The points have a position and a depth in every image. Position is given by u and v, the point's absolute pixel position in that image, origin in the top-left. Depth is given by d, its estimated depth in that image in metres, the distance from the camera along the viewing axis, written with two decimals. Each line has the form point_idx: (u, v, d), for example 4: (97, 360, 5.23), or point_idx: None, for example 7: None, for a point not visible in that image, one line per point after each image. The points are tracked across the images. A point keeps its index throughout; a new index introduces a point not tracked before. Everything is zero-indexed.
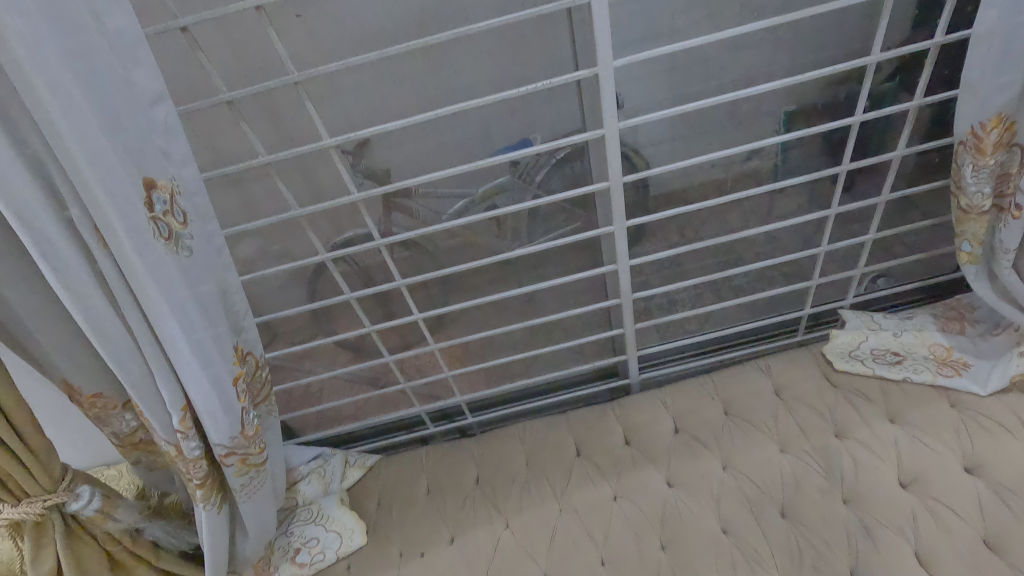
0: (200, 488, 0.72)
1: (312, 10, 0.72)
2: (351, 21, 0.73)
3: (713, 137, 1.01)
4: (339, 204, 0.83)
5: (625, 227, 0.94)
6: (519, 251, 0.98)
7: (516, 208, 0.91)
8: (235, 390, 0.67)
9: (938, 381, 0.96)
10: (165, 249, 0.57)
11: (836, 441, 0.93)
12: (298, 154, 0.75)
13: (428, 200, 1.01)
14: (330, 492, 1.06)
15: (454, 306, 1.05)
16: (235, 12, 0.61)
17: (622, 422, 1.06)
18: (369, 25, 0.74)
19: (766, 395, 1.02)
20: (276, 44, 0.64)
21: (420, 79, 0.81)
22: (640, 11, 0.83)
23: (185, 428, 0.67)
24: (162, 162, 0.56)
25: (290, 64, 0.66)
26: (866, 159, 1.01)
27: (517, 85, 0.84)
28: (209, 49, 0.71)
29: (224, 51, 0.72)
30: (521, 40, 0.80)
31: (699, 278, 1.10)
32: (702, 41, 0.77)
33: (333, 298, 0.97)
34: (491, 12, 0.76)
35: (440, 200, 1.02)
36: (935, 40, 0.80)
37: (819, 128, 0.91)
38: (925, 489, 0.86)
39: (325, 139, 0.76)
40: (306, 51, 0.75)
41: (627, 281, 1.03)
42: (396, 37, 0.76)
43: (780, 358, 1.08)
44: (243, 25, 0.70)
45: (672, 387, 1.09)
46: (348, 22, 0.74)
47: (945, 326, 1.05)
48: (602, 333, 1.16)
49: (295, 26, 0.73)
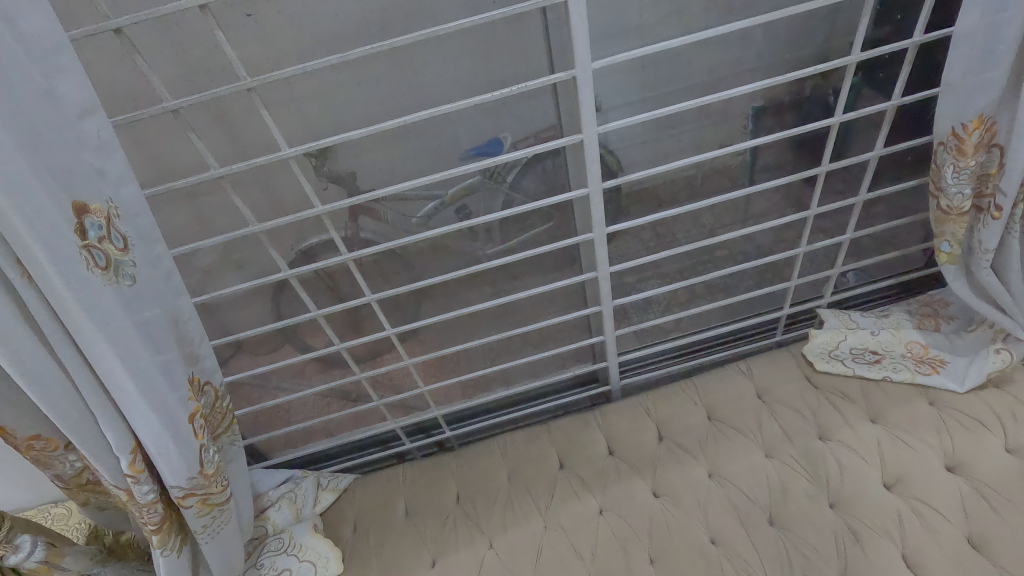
0: (156, 533, 0.66)
1: (264, 9, 0.66)
2: (308, 21, 0.68)
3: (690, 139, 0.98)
4: (302, 218, 0.78)
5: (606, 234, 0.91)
6: (495, 262, 0.94)
7: (490, 217, 0.87)
8: (191, 428, 0.62)
9: (917, 380, 0.96)
10: (102, 279, 0.51)
11: (820, 444, 0.92)
12: (255, 165, 0.69)
13: (399, 203, 0.94)
14: (302, 518, 1.01)
15: (428, 319, 1.01)
16: (176, 11, 0.55)
17: (604, 431, 1.03)
18: (328, 26, 0.69)
19: (748, 399, 1.01)
20: (225, 45, 0.59)
21: (385, 83, 0.76)
22: (615, 9, 0.80)
23: (135, 472, 0.61)
24: (93, 183, 0.50)
25: (241, 68, 0.60)
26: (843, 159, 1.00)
27: (490, 87, 0.80)
28: (150, 53, 0.65)
29: (168, 54, 0.65)
30: (493, 42, 0.76)
31: (679, 283, 1.08)
32: (682, 41, 0.74)
33: (299, 317, 0.91)
34: (462, 13, 0.72)
35: (409, 202, 0.95)
36: (914, 40, 0.79)
37: (797, 130, 0.89)
38: (909, 490, 0.86)
39: (285, 148, 0.70)
40: (260, 55, 0.69)
41: (608, 287, 1.00)
42: (360, 37, 0.71)
43: (761, 362, 1.07)
44: (186, 25, 0.64)
45: (654, 393, 1.08)
46: (304, 22, 0.68)
47: (922, 323, 1.05)
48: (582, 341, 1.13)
49: (249, 27, 0.67)
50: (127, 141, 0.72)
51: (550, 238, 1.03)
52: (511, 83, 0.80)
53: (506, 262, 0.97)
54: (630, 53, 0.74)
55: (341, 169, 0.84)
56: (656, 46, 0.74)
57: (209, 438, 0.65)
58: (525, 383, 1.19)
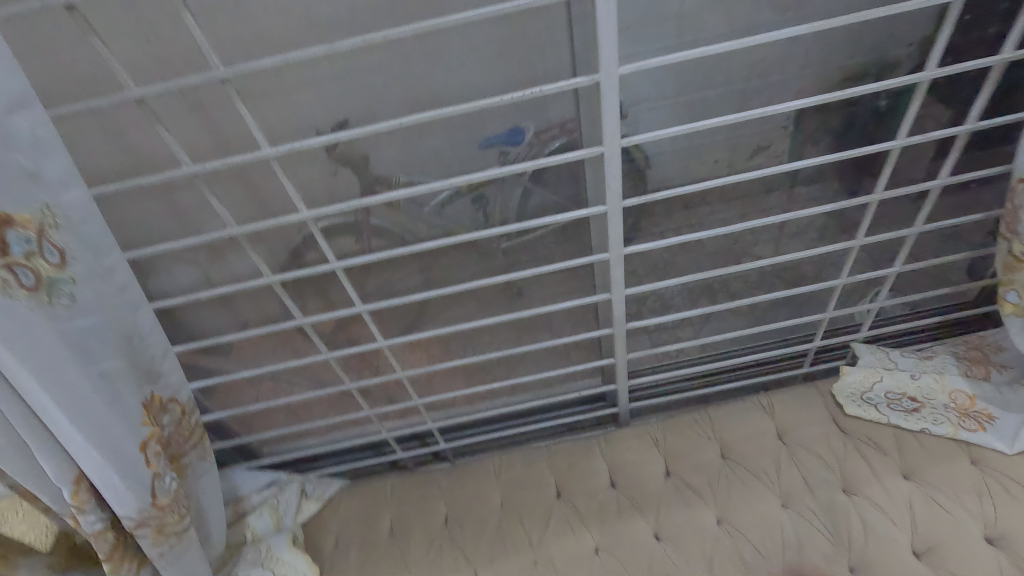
0: (107, 562, 0.62)
1: None
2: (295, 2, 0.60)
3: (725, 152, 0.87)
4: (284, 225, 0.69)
5: (623, 256, 0.78)
6: (501, 279, 0.82)
7: (498, 231, 0.76)
8: (142, 456, 0.57)
9: (959, 436, 0.87)
10: (31, 300, 0.47)
11: (844, 498, 0.84)
12: (231, 166, 0.61)
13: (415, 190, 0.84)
14: (282, 528, 0.96)
15: (422, 333, 0.91)
16: None
17: (608, 460, 0.97)
18: (320, 12, 0.61)
19: (767, 439, 0.93)
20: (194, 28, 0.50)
21: (385, 76, 0.68)
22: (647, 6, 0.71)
23: (79, 502, 0.56)
24: (25, 190, 0.47)
25: (213, 56, 0.51)
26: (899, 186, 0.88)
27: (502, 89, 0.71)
28: (115, 36, 0.58)
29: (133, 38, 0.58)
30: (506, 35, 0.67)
31: (700, 308, 0.99)
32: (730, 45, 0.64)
33: (281, 325, 0.83)
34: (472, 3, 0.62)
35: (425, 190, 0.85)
36: (1003, 56, 0.68)
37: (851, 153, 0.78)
38: (941, 561, 0.77)
39: (264, 148, 0.61)
40: (241, 41, 0.62)
41: (622, 310, 0.91)
42: (355, 26, 0.62)
43: (786, 402, 0.97)
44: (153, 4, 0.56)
45: (665, 423, 1.00)
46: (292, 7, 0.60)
47: (969, 369, 0.94)
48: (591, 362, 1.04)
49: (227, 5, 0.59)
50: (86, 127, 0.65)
51: (564, 253, 0.93)
52: (526, 84, 0.70)
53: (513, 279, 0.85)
54: (659, 60, 0.63)
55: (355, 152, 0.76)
56: (691, 52, 0.64)
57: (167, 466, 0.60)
58: (528, 401, 1.11)
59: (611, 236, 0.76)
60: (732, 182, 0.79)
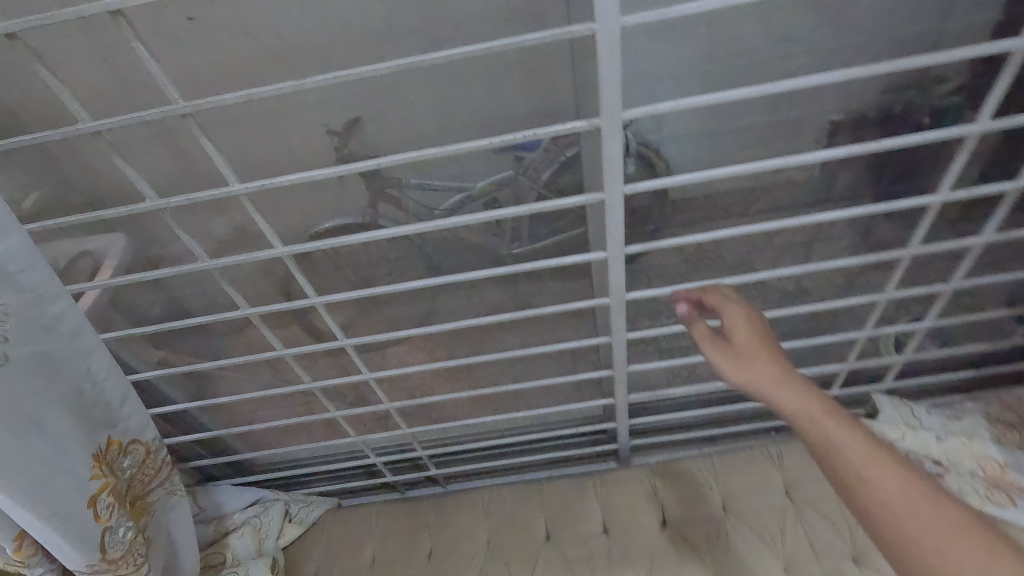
0: None
1: (210, 12, 0.52)
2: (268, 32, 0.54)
3: (752, 194, 0.75)
4: (250, 259, 0.63)
5: (625, 301, 0.72)
6: (495, 319, 0.75)
7: (488, 271, 0.68)
8: (89, 514, 0.58)
9: (986, 510, 0.80)
10: None
11: (850, 567, 0.80)
12: (195, 200, 0.56)
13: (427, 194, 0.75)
14: (263, 551, 0.93)
15: (407, 370, 0.85)
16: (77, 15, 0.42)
17: (603, 503, 0.92)
18: (295, 40, 0.55)
19: (773, 493, 0.88)
20: (149, 60, 0.45)
21: (375, 101, 0.62)
22: (672, 31, 0.61)
23: (22, 557, 0.59)
24: None
25: (168, 86, 0.46)
26: (951, 240, 0.74)
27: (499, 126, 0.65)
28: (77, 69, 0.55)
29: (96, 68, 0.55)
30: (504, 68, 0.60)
31: (710, 355, 0.91)
32: (750, 89, 0.50)
33: (257, 356, 0.78)
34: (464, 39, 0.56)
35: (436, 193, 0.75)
36: None
37: (905, 204, 0.64)
38: None
39: (232, 183, 0.55)
40: (207, 70, 0.57)
41: (624, 355, 0.82)
42: (333, 52, 0.56)
43: (797, 455, 0.91)
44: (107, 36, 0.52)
45: (666, 466, 0.95)
46: (266, 35, 0.54)
47: (1002, 434, 0.87)
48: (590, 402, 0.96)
49: (194, 34, 0.54)
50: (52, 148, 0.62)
51: (563, 294, 0.86)
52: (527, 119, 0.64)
53: (511, 317, 0.78)
54: (675, 102, 0.51)
55: (369, 146, 0.65)
56: (726, 94, 0.50)
57: (118, 517, 0.61)
58: (522, 434, 1.01)
59: (612, 282, 0.69)
60: (750, 232, 0.66)
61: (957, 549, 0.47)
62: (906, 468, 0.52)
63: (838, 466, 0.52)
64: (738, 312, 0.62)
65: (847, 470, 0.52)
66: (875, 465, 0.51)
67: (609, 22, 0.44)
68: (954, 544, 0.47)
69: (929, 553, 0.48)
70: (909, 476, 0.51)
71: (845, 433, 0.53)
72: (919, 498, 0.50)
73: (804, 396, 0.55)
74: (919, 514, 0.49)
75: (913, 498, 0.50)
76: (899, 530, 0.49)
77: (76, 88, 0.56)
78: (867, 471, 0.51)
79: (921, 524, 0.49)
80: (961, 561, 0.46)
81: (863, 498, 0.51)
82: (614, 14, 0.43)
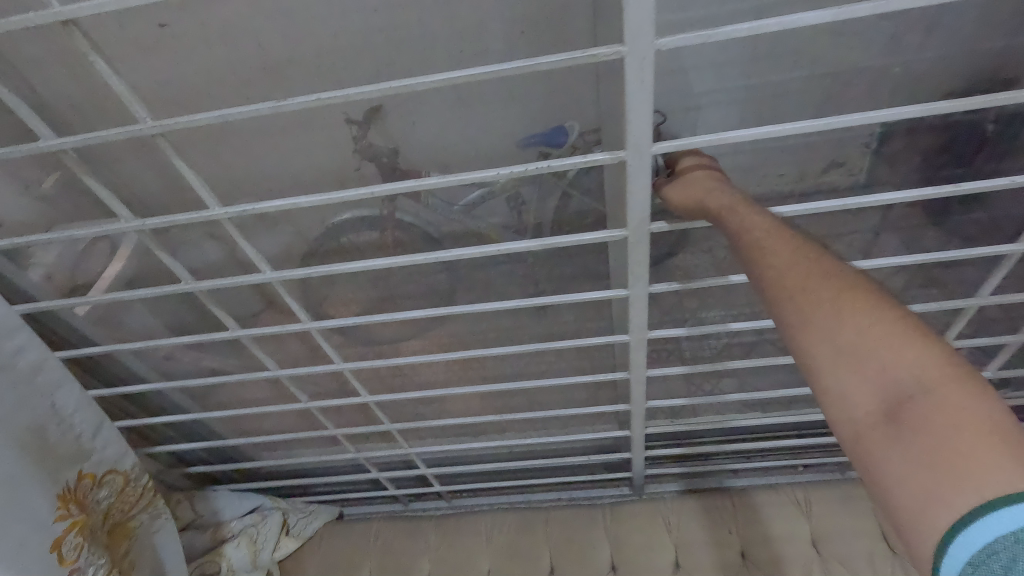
0: None
1: (183, 17, 0.42)
2: (246, 41, 0.44)
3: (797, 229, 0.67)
4: (238, 283, 0.59)
5: (645, 341, 0.66)
6: (502, 352, 0.71)
7: (492, 307, 0.63)
8: (56, 555, 0.60)
9: None
10: None
11: None
12: (174, 222, 0.51)
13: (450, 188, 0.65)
14: (258, 563, 0.92)
15: (408, 395, 0.82)
16: (29, 26, 0.37)
17: (613, 539, 0.88)
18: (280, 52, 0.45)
19: (797, 545, 0.82)
20: (113, 77, 0.39)
21: (385, 109, 0.55)
22: (719, 50, 0.53)
23: None
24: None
25: (136, 106, 0.41)
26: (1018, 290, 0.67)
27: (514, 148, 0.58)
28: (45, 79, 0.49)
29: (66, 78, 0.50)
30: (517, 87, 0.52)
31: (736, 393, 0.85)
32: (804, 126, 0.44)
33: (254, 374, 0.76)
34: (479, 57, 0.46)
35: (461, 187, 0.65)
36: None
37: (979, 252, 0.58)
38: None
39: (212, 207, 0.51)
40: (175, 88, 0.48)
41: (642, 392, 0.76)
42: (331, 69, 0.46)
43: (826, 507, 0.85)
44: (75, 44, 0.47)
45: (682, 503, 0.90)
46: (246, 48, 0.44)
47: None
48: (604, 433, 0.90)
49: (164, 44, 0.44)
50: (20, 161, 0.57)
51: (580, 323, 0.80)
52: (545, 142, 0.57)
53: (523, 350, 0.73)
54: (717, 135, 0.44)
55: (382, 143, 0.58)
56: (770, 128, 0.44)
57: (87, 556, 0.64)
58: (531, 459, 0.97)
59: (632, 322, 0.63)
60: None
61: (895, 351, 0.36)
62: (843, 270, 0.41)
63: (766, 263, 0.42)
64: (705, 174, 0.51)
65: (777, 272, 0.42)
66: (809, 268, 0.41)
67: (641, 46, 0.37)
68: (888, 345, 0.36)
69: (844, 364, 0.37)
70: (843, 278, 0.40)
71: (785, 248, 0.43)
72: (848, 303, 0.39)
73: (762, 222, 0.46)
74: (853, 317, 0.38)
75: (836, 290, 0.39)
76: (811, 333, 0.39)
77: (45, 98, 0.51)
78: (800, 284, 0.41)
79: (850, 324, 0.38)
80: (901, 375, 0.35)
81: (778, 292, 0.41)
82: (648, 36, 0.36)
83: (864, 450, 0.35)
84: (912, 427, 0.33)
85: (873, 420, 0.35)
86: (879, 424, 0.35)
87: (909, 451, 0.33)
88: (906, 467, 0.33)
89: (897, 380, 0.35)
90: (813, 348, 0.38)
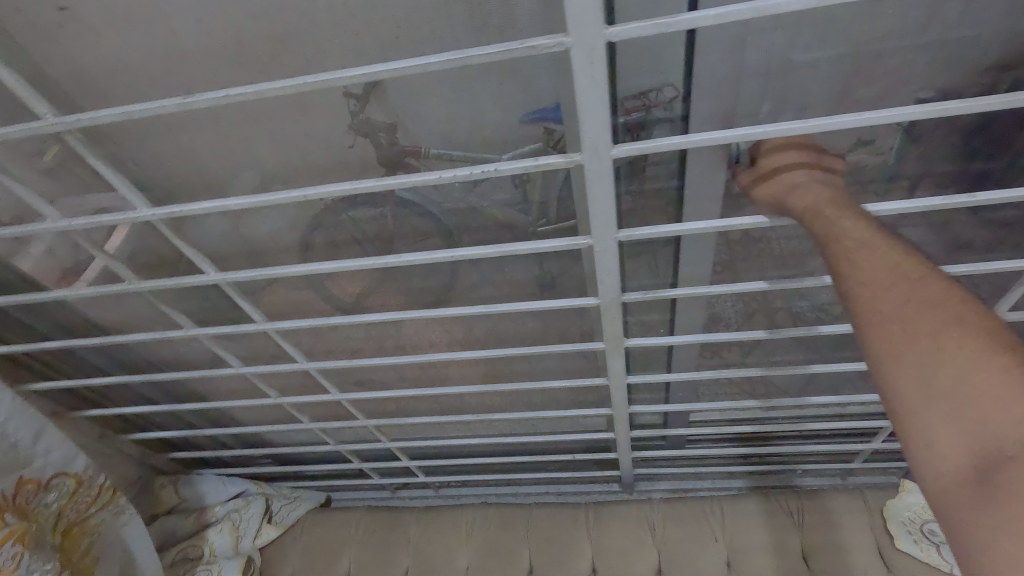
0: None
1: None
2: (157, 23, 0.38)
3: None
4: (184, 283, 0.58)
5: (621, 347, 0.63)
6: (472, 355, 0.68)
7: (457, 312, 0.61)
8: None
9: None
10: None
11: None
12: (103, 223, 0.49)
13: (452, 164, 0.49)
14: (240, 550, 0.91)
15: (379, 394, 0.79)
16: None
17: (596, 541, 0.85)
18: (197, 42, 0.39)
19: (786, 557, 0.78)
20: None
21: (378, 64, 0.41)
22: None
23: None
24: None
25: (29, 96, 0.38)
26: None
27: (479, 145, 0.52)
28: None
29: None
30: None
31: (727, 400, 0.80)
32: (789, 125, 0.37)
33: (216, 370, 0.75)
34: (417, 45, 0.39)
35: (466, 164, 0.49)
36: None
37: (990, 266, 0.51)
38: None
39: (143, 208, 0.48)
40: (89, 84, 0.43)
41: (621, 397, 0.73)
42: (255, 59, 0.41)
43: (821, 519, 0.81)
44: None
45: (668, 506, 0.86)
46: (154, 35, 0.39)
47: None
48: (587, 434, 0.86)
49: (67, 27, 0.39)
50: None
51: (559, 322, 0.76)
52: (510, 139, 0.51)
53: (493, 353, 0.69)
54: (685, 137, 0.38)
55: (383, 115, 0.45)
56: (752, 129, 0.38)
57: (30, 564, 0.67)
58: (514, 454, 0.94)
59: (605, 329, 0.60)
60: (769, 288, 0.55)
61: (1002, 404, 0.29)
62: (951, 294, 0.34)
63: (854, 280, 0.36)
64: (793, 159, 0.42)
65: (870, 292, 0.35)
66: (907, 289, 0.34)
67: (588, 35, 0.31)
68: (997, 399, 0.29)
69: (938, 411, 0.30)
70: (952, 305, 0.33)
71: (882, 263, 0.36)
72: (955, 339, 0.32)
73: (862, 229, 0.38)
74: (958, 355, 0.31)
75: (940, 319, 0.33)
76: (901, 369, 0.32)
77: None
78: (898, 308, 0.34)
79: (948, 363, 0.31)
80: (1007, 434, 0.28)
81: (867, 311, 0.35)
82: (594, 25, 0.31)
83: (946, 512, 0.29)
84: (1008, 498, 0.27)
85: (959, 477, 0.29)
86: (965, 485, 0.29)
87: (1002, 526, 0.27)
88: (991, 542, 0.27)
89: (1000, 438, 0.28)
90: (902, 381, 0.32)
